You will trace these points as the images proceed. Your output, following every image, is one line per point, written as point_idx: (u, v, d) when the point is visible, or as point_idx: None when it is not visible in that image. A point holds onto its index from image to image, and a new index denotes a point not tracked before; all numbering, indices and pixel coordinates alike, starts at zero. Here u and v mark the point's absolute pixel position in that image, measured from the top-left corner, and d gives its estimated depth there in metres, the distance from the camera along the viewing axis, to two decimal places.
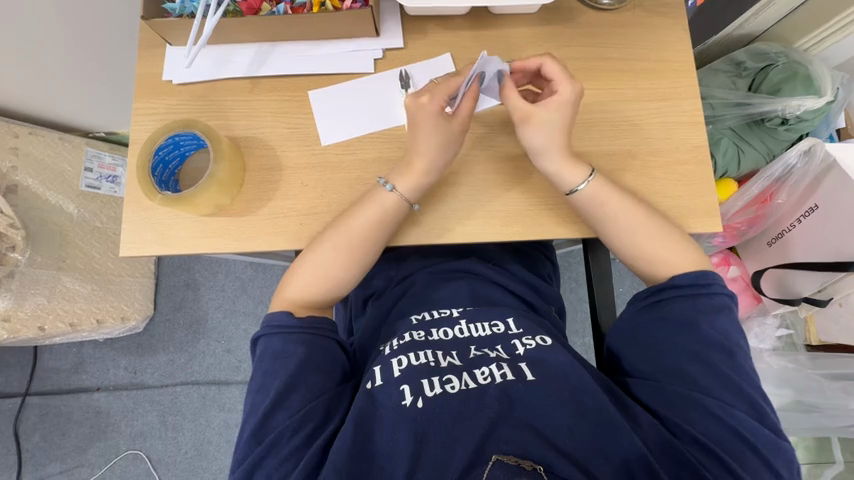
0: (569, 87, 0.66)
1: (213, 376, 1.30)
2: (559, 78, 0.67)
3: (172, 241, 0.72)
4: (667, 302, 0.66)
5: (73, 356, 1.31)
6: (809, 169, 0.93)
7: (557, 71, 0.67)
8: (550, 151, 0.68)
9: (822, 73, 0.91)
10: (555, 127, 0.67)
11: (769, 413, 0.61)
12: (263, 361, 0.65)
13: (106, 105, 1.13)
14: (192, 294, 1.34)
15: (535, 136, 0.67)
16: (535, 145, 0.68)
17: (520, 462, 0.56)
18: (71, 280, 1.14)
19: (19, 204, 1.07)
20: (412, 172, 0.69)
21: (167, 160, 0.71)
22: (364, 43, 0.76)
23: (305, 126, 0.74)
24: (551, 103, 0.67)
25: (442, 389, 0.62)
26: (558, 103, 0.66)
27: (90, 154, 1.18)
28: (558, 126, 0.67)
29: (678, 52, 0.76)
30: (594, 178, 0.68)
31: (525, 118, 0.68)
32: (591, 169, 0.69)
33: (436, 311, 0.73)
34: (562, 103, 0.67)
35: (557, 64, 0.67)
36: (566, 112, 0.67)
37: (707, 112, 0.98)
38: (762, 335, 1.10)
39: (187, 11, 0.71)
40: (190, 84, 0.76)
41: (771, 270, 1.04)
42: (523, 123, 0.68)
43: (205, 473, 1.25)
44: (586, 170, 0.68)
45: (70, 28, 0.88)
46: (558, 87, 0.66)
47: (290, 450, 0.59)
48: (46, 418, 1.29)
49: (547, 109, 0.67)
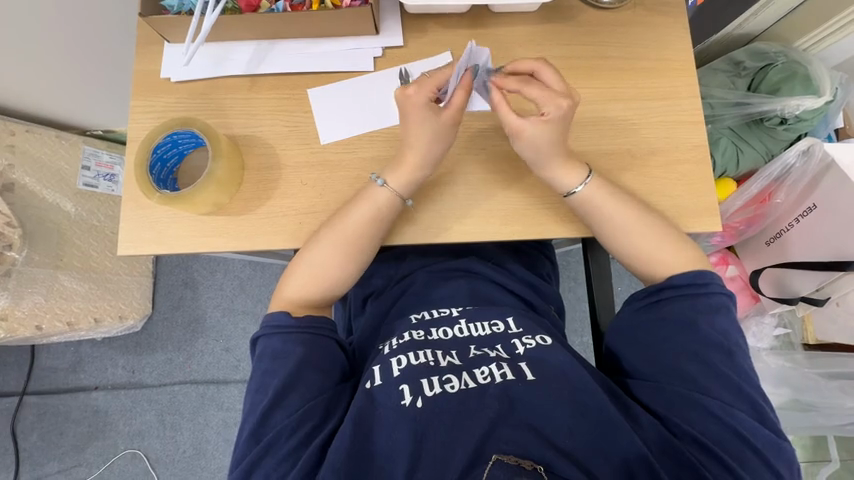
0: (555, 108, 0.65)
1: (212, 374, 1.30)
2: (545, 98, 0.65)
3: (171, 239, 0.71)
4: (666, 302, 0.66)
5: (70, 355, 1.31)
6: (807, 169, 0.93)
7: (541, 94, 0.65)
8: (548, 153, 0.67)
9: (821, 73, 0.91)
10: (545, 144, 0.66)
11: (769, 412, 0.61)
12: (262, 361, 0.65)
13: (104, 103, 1.12)
14: (190, 293, 1.33)
15: (526, 149, 0.67)
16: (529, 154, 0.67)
17: (520, 462, 0.56)
18: (68, 279, 1.13)
19: (16, 202, 1.06)
20: (403, 166, 0.69)
21: (165, 158, 0.71)
22: (364, 41, 0.76)
23: (305, 125, 0.74)
24: (537, 121, 0.65)
25: (442, 389, 0.61)
26: (546, 122, 0.65)
27: (87, 152, 1.17)
28: (551, 141, 0.66)
29: (678, 51, 0.76)
30: (590, 180, 0.68)
31: (516, 134, 0.66)
32: (588, 171, 0.69)
33: (436, 310, 0.73)
34: (550, 122, 0.65)
35: (540, 88, 0.65)
36: (555, 129, 0.66)
37: (707, 111, 0.98)
38: (759, 335, 1.11)
39: (185, 8, 0.70)
40: (189, 82, 0.75)
41: (768, 270, 1.04)
42: (515, 138, 0.67)
43: (203, 472, 1.25)
44: (581, 172, 0.68)
45: (68, 24, 0.87)
46: (546, 107, 0.65)
47: (288, 450, 0.59)
48: (44, 417, 1.28)
49: (536, 127, 0.65)
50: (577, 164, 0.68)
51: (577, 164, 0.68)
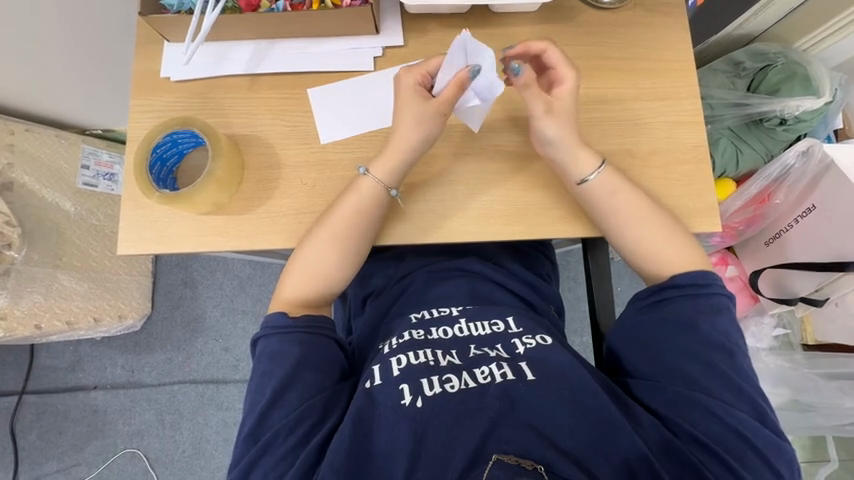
0: (574, 74, 0.68)
1: (211, 374, 1.30)
2: (563, 67, 0.68)
3: (170, 239, 0.71)
4: (669, 301, 0.66)
5: (69, 354, 1.30)
6: (807, 170, 0.93)
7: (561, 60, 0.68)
8: (563, 141, 0.68)
9: (821, 74, 0.92)
10: (571, 115, 0.69)
11: (770, 413, 0.61)
12: (261, 361, 0.65)
13: (105, 102, 1.12)
14: (190, 293, 1.33)
15: (558, 127, 0.68)
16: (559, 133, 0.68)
17: (520, 462, 0.56)
18: (67, 279, 1.13)
19: (15, 201, 1.06)
20: (388, 154, 0.69)
21: (165, 158, 0.71)
22: (365, 41, 0.76)
23: (305, 125, 0.74)
24: (561, 91, 0.68)
25: (442, 388, 0.61)
26: (569, 90, 0.68)
27: (87, 151, 1.16)
28: (566, 129, 0.68)
29: (678, 51, 0.76)
30: (605, 168, 0.69)
31: (547, 110, 0.68)
32: (602, 159, 0.70)
33: (436, 309, 0.73)
34: (571, 90, 0.68)
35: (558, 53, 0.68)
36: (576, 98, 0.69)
37: (707, 112, 0.99)
38: (759, 335, 1.11)
39: (185, 7, 0.70)
40: (189, 81, 0.75)
41: (767, 270, 1.05)
42: (545, 115, 0.68)
43: (203, 472, 1.25)
44: (598, 158, 0.69)
45: (67, 24, 0.87)
46: (567, 76, 0.68)
47: (287, 450, 0.59)
48: (43, 417, 1.28)
49: (561, 96, 0.68)
50: (592, 153, 0.69)
51: (592, 153, 0.69)
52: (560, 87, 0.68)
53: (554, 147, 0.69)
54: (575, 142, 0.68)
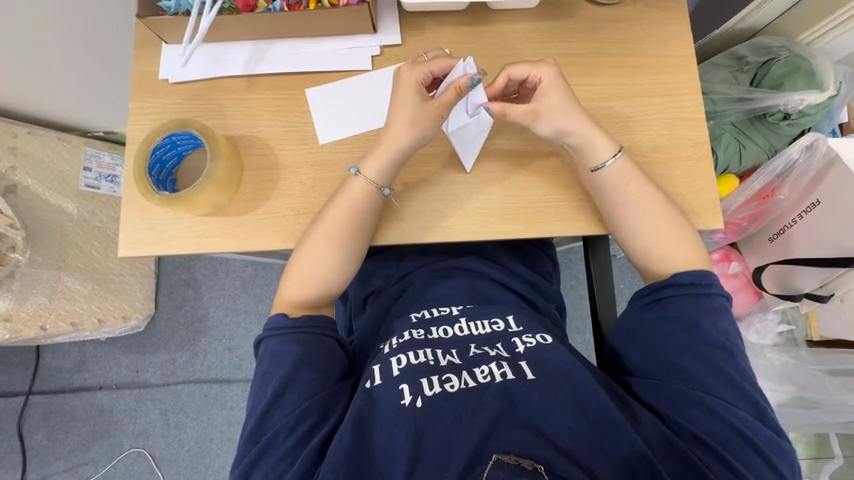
0: (544, 72, 0.67)
1: (215, 374, 1.31)
2: (533, 68, 0.67)
3: (169, 240, 0.72)
4: (670, 300, 0.65)
5: (75, 355, 1.32)
6: (812, 164, 0.93)
7: (525, 70, 0.67)
8: (574, 129, 0.67)
9: (824, 67, 0.91)
10: (563, 107, 0.67)
11: (772, 413, 0.61)
12: (263, 362, 0.66)
13: (108, 106, 1.14)
14: (193, 292, 1.34)
15: (555, 122, 0.67)
16: (567, 126, 0.67)
17: (520, 462, 0.56)
18: (71, 279, 1.14)
19: (19, 204, 1.08)
20: (377, 153, 0.69)
21: (164, 160, 0.71)
22: (363, 39, 0.75)
23: (304, 125, 0.74)
24: (544, 89, 0.67)
25: (442, 388, 0.61)
26: (549, 84, 0.67)
27: (88, 153, 1.18)
28: (578, 123, 0.67)
29: (679, 47, 0.75)
30: (621, 155, 0.69)
31: (534, 118, 0.67)
32: (619, 147, 0.69)
33: (436, 309, 0.73)
34: (554, 83, 0.67)
35: (521, 65, 0.67)
36: (559, 91, 0.67)
37: (708, 107, 0.98)
38: (763, 332, 1.11)
39: (182, 9, 0.70)
40: (186, 83, 0.75)
41: (771, 266, 1.04)
42: (534, 122, 0.67)
43: (207, 470, 1.27)
44: (615, 144, 0.69)
45: (69, 28, 0.87)
46: (539, 73, 0.67)
47: (286, 450, 0.60)
48: (49, 417, 1.29)
49: (546, 94, 0.67)
50: (608, 140, 0.69)
51: (609, 140, 0.69)
52: (541, 88, 0.67)
53: (568, 134, 0.68)
54: (592, 125, 0.68)
